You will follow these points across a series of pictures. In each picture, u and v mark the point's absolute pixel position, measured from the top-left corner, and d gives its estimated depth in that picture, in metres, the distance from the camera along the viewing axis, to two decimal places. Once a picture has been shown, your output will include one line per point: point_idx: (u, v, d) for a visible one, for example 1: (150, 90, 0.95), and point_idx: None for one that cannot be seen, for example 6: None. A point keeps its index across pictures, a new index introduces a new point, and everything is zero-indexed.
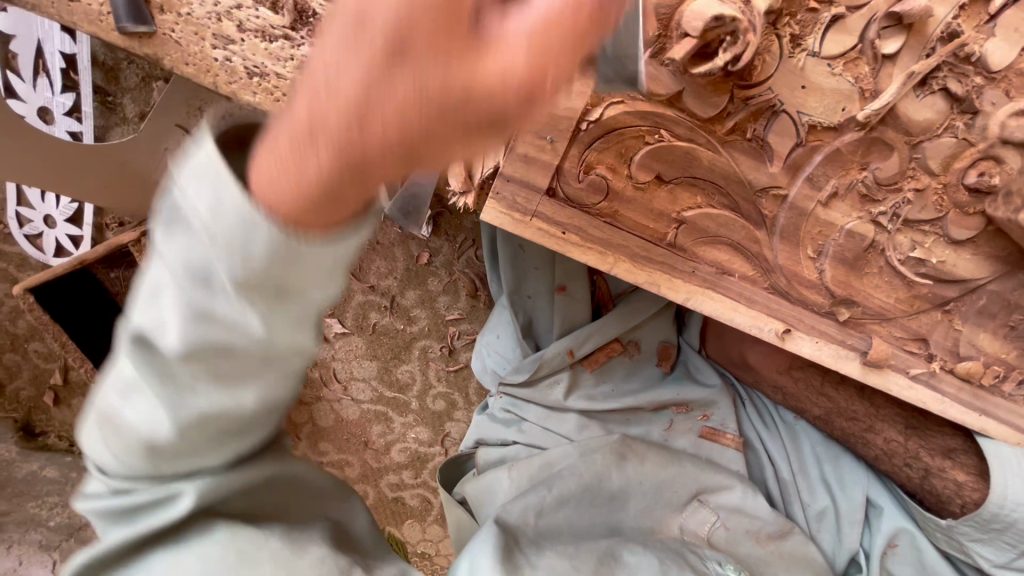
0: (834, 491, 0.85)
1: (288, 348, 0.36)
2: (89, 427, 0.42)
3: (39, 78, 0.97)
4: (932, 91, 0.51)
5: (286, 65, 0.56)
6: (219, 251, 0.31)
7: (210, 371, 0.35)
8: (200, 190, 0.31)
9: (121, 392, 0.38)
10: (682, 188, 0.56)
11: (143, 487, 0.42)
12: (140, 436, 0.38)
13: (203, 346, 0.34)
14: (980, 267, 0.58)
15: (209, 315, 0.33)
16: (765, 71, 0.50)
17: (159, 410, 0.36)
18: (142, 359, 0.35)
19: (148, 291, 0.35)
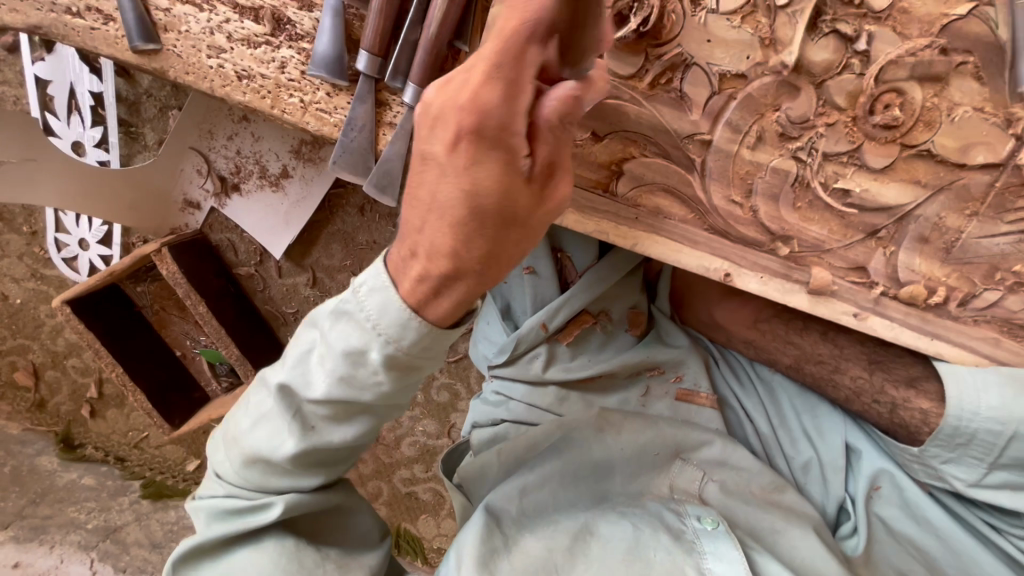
0: (815, 442, 0.87)
1: (398, 396, 0.57)
2: (246, 425, 0.60)
3: (72, 116, 1.12)
4: (824, 34, 0.57)
5: (269, 66, 0.66)
6: (380, 334, 0.51)
7: (369, 387, 0.54)
8: (373, 295, 0.51)
9: (278, 411, 0.57)
10: (615, 142, 0.63)
11: (270, 480, 0.60)
12: (285, 444, 0.57)
13: (352, 393, 0.54)
14: (904, 193, 0.63)
15: (349, 376, 0.53)
16: (673, 29, 0.58)
17: (308, 426, 0.57)
18: (304, 394, 0.55)
19: (314, 350, 0.56)
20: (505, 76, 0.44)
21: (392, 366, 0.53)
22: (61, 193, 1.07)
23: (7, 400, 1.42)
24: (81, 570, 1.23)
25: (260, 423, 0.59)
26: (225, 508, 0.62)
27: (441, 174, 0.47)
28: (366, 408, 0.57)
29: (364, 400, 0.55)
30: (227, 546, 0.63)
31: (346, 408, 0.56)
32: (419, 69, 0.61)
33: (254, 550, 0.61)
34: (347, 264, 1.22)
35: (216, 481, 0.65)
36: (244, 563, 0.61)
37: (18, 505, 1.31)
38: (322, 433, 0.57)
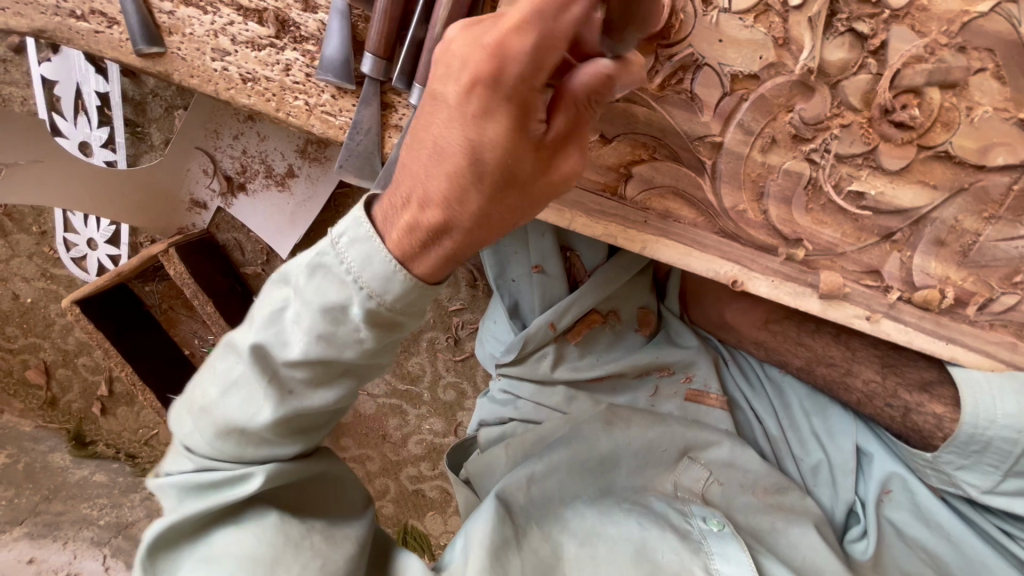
0: (825, 443, 0.86)
1: (378, 355, 0.56)
2: (215, 397, 0.57)
3: (79, 116, 1.12)
4: (840, 32, 0.56)
5: (274, 69, 0.65)
6: (362, 288, 0.50)
7: (350, 344, 0.53)
8: (354, 249, 0.50)
9: (254, 375, 0.55)
10: (624, 144, 0.62)
11: (247, 450, 0.57)
12: (263, 408, 0.55)
13: (333, 350, 0.52)
14: (919, 196, 0.62)
15: (329, 333, 0.52)
16: (684, 28, 0.57)
17: (287, 389, 0.55)
18: (282, 356, 0.53)
19: (289, 310, 0.54)
20: (538, 31, 0.43)
21: (373, 323, 0.52)
22: (68, 194, 1.07)
23: (19, 398, 1.42)
24: (94, 567, 1.24)
25: (231, 391, 0.56)
26: (199, 483, 0.58)
27: (449, 120, 0.48)
28: (347, 368, 0.56)
29: (345, 357, 0.53)
30: (207, 524, 0.59)
31: (327, 369, 0.55)
32: (424, 71, 0.60)
33: (237, 525, 0.58)
34: None
35: (188, 459, 0.60)
36: (227, 538, 0.57)
37: (31, 502, 1.32)
38: (304, 394, 0.55)
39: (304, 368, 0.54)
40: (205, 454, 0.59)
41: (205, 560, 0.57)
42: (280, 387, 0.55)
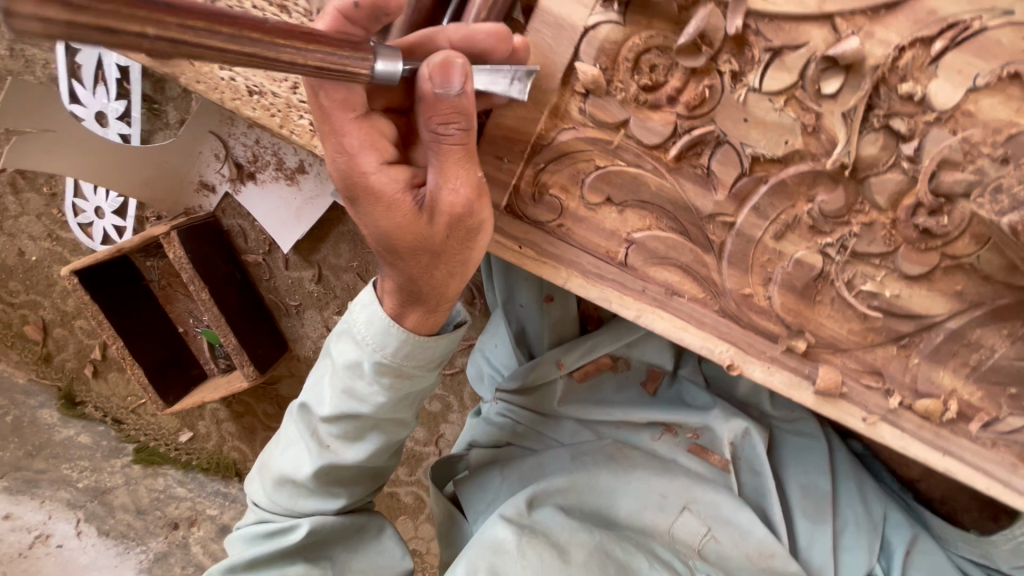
0: (863, 503, 0.81)
1: (422, 368, 0.61)
2: (298, 433, 0.66)
3: (98, 87, 1.11)
4: (875, 127, 0.52)
5: (281, 86, 0.63)
6: (383, 324, 0.59)
7: (396, 353, 0.59)
8: (358, 312, 0.61)
9: (318, 401, 0.64)
10: (630, 211, 0.59)
11: (326, 467, 0.65)
12: (335, 413, 0.63)
13: (390, 355, 0.59)
14: (934, 304, 0.58)
15: (381, 349, 0.59)
16: (707, 103, 0.53)
17: (350, 400, 0.62)
18: (342, 380, 0.62)
19: (336, 352, 0.63)
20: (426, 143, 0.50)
21: (385, 375, 0.61)
22: (81, 165, 1.07)
23: (14, 349, 1.43)
24: (67, 529, 1.30)
25: (302, 429, 0.66)
26: (258, 533, 0.68)
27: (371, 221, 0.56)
28: (376, 424, 0.64)
29: (398, 361, 0.60)
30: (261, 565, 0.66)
31: (357, 425, 0.64)
32: None
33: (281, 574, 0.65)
34: (354, 265, 1.22)
35: (257, 508, 0.70)
36: None
37: (15, 456, 1.36)
38: (350, 445, 0.65)
39: (336, 423, 0.64)
40: (270, 503, 0.68)
41: None
42: (329, 441, 0.65)
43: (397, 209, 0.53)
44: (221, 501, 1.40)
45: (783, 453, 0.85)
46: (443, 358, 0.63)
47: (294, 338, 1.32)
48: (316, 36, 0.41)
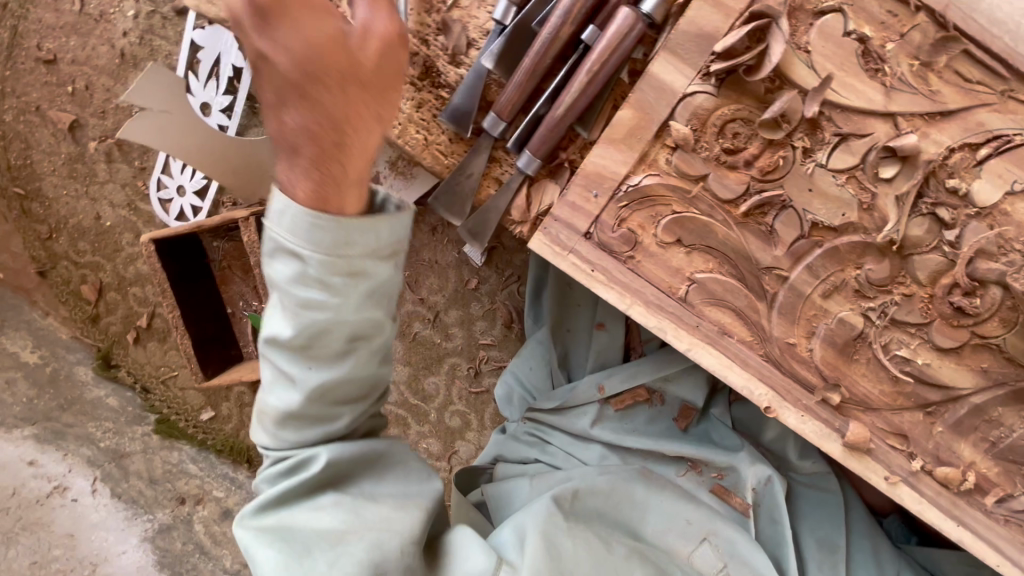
0: (878, 565, 0.93)
1: (382, 258, 0.55)
2: (268, 378, 0.59)
3: (210, 81, 1.23)
4: (922, 212, 0.60)
5: (407, 103, 0.73)
6: (313, 218, 0.51)
7: (348, 244, 0.52)
8: (280, 218, 0.51)
9: (274, 334, 0.56)
10: (696, 254, 0.67)
11: (308, 399, 0.58)
12: (295, 342, 0.56)
13: (341, 248, 0.52)
14: (961, 377, 0.64)
15: (325, 243, 0.52)
16: (779, 171, 0.62)
17: (307, 318, 0.54)
18: (288, 297, 0.54)
19: (275, 273, 0.54)
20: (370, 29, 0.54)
21: (340, 272, 0.53)
22: (183, 147, 1.17)
23: (66, 306, 1.48)
24: (83, 485, 1.34)
25: (270, 369, 0.58)
26: (275, 474, 0.62)
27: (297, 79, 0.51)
28: (345, 333, 0.56)
29: (349, 249, 0.52)
30: (287, 508, 0.62)
31: (316, 337, 0.55)
32: (537, 140, 0.67)
33: (313, 507, 0.61)
34: (405, 274, 1.30)
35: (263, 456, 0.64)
36: (305, 516, 0.61)
37: (48, 406, 1.41)
38: (321, 364, 0.57)
39: (298, 342, 0.56)
40: (273, 449, 0.62)
41: (282, 541, 0.60)
42: (298, 369, 0.57)
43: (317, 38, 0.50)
44: (228, 485, 1.40)
45: (801, 506, 0.97)
46: (398, 241, 0.56)
47: None
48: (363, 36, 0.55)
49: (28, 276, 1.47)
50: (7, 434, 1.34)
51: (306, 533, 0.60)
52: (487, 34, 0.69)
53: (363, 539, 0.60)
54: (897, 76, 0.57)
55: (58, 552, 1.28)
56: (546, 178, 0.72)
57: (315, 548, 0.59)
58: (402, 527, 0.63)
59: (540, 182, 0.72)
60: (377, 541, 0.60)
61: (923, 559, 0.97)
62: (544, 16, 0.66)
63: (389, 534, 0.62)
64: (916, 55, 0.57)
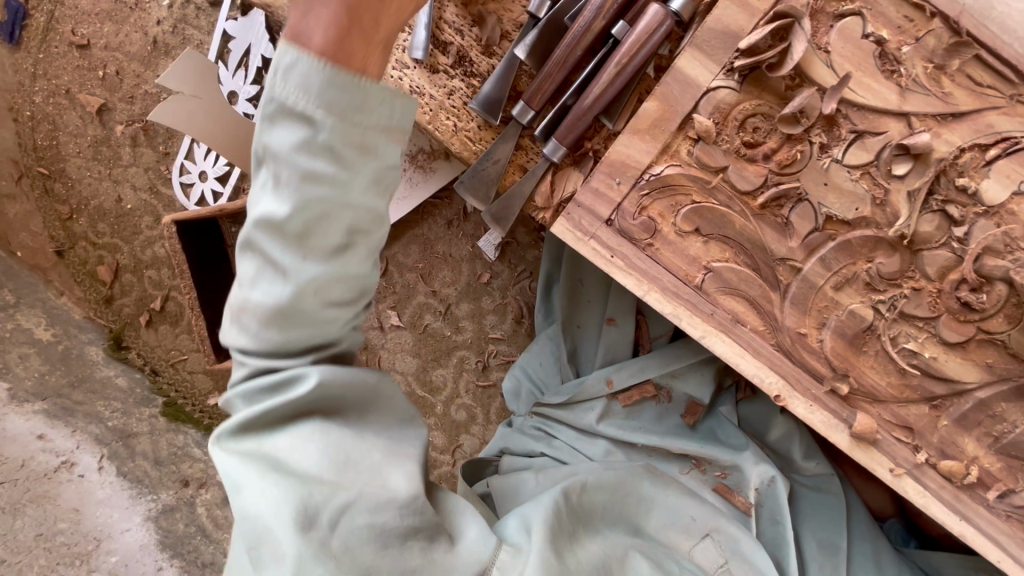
0: (877, 568, 0.93)
1: (388, 135, 0.51)
2: (252, 268, 0.52)
3: (239, 70, 1.27)
4: (932, 209, 0.63)
5: (439, 90, 0.76)
6: (323, 67, 0.47)
7: (357, 109, 0.48)
8: (290, 68, 0.47)
9: (266, 210, 0.50)
10: (714, 243, 0.69)
11: (305, 295, 0.51)
12: (289, 216, 0.49)
13: (348, 108, 0.48)
14: (967, 372, 0.66)
15: (334, 104, 0.47)
16: (797, 164, 0.65)
17: (312, 193, 0.49)
18: (287, 163, 0.48)
19: (274, 140, 0.49)
20: None
21: (347, 142, 0.48)
22: (214, 135, 1.19)
23: (81, 286, 1.51)
24: (90, 461, 1.31)
25: (257, 256, 0.52)
26: (257, 389, 0.55)
27: None
28: (348, 220, 0.51)
29: (358, 113, 0.48)
30: (272, 433, 0.57)
31: (316, 220, 0.50)
32: (564, 129, 0.70)
33: (299, 436, 0.56)
34: (419, 266, 1.33)
35: (240, 370, 0.57)
36: (290, 447, 0.56)
37: (59, 382, 1.38)
38: (316, 262, 0.51)
39: (294, 227, 0.50)
40: (252, 366, 0.56)
41: (267, 468, 0.55)
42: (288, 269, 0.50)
43: None
44: None
45: (803, 508, 0.98)
46: (403, 124, 0.53)
47: None
48: None
49: (45, 256, 1.50)
50: (19, 406, 1.29)
51: (291, 466, 0.55)
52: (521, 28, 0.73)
53: (358, 490, 0.56)
54: (912, 77, 0.61)
55: (65, 526, 1.22)
56: (570, 168, 0.75)
57: (302, 481, 0.54)
58: (399, 482, 0.59)
59: (565, 171, 0.75)
60: (372, 488, 0.57)
61: (923, 562, 0.99)
62: (576, 12, 0.69)
63: (383, 483, 0.58)
64: (930, 59, 0.60)
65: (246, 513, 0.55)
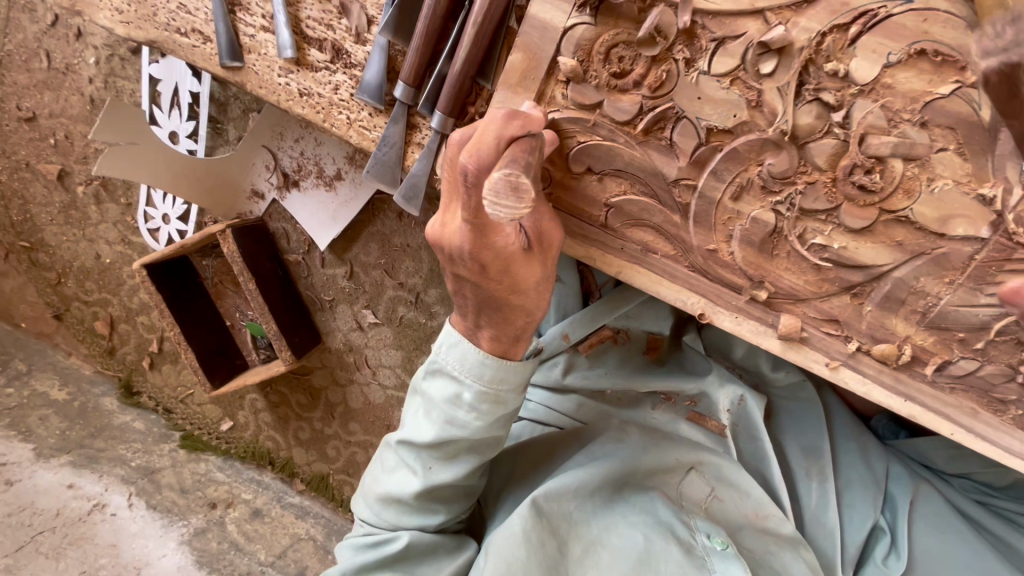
0: (865, 463, 0.95)
1: (512, 398, 0.71)
2: (435, 422, 0.72)
3: (173, 110, 1.31)
4: (808, 100, 0.62)
5: (326, 88, 0.78)
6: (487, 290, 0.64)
7: (490, 414, 0.70)
8: (454, 356, 0.70)
9: (439, 395, 0.71)
10: (609, 179, 0.70)
11: (472, 452, 0.75)
12: (459, 400, 0.69)
13: (495, 364, 0.68)
14: (878, 254, 0.66)
15: (485, 386, 0.69)
16: (667, 85, 0.65)
17: (476, 401, 0.69)
18: (459, 393, 0.69)
19: (451, 386, 0.70)
20: (483, 257, 0.62)
21: (482, 402, 0.69)
22: (154, 173, 1.27)
23: (86, 344, 1.62)
24: (120, 500, 1.40)
25: (432, 414, 0.72)
26: (414, 484, 0.76)
27: (497, 255, 0.62)
28: (500, 428, 0.74)
29: (500, 393, 0.69)
30: (413, 506, 0.78)
31: (488, 428, 0.72)
32: (444, 100, 0.71)
33: (424, 520, 0.79)
34: (381, 262, 1.34)
35: (399, 461, 0.78)
36: (418, 518, 0.79)
37: (79, 435, 1.50)
38: (507, 397, 0.70)
39: (481, 408, 0.70)
40: (414, 468, 0.76)
41: (400, 521, 0.79)
42: (488, 400, 0.69)
43: (520, 266, 0.64)
44: (255, 487, 1.54)
45: (782, 418, 0.99)
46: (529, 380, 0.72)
47: (327, 331, 1.45)
48: (498, 257, 0.62)
49: (47, 321, 1.62)
50: (45, 463, 1.41)
51: (428, 525, 0.79)
52: (383, 8, 0.74)
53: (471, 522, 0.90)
54: None
55: (105, 561, 1.30)
56: None
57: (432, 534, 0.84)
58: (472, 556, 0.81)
59: None
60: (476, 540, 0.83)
61: (910, 450, 0.99)
62: None
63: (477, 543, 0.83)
64: None
65: (382, 531, 0.81)
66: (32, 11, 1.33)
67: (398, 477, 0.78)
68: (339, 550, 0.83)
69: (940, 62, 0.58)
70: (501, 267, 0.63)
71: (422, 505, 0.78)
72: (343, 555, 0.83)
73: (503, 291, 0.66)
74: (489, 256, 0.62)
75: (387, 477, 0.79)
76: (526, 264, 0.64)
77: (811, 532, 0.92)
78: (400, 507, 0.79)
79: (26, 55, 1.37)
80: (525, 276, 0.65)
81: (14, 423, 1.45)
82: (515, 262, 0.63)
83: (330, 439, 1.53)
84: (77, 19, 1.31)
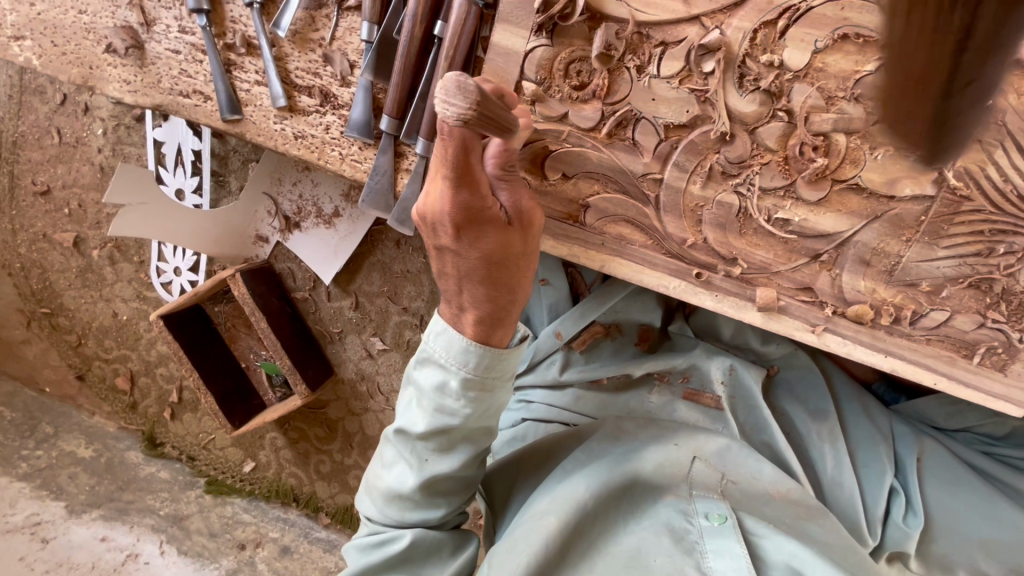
0: (871, 421, 0.98)
1: (500, 389, 0.75)
2: (429, 413, 0.75)
3: (178, 169, 1.40)
4: (750, 90, 0.69)
5: (318, 128, 0.86)
6: None
7: (478, 403, 0.74)
8: (440, 346, 0.73)
9: (429, 386, 0.74)
10: (582, 181, 0.76)
11: (465, 444, 0.78)
12: (448, 389, 0.73)
13: (479, 352, 0.71)
14: (837, 222, 0.72)
15: (471, 374, 0.72)
16: (623, 91, 0.72)
17: (465, 388, 0.72)
18: (447, 381, 0.73)
19: (439, 375, 0.73)
20: (467, 220, 0.66)
21: (469, 389, 0.72)
22: (160, 227, 1.34)
23: (107, 402, 1.68)
24: (152, 549, 1.46)
25: (424, 404, 0.75)
26: (414, 477, 0.78)
27: (480, 218, 0.66)
28: (490, 417, 0.77)
29: (486, 380, 0.73)
30: (415, 503, 0.81)
31: (480, 417, 0.75)
32: (427, 126, 0.78)
33: (425, 518, 0.82)
34: (384, 290, 1.41)
35: (399, 455, 0.80)
36: (420, 514, 0.82)
37: (108, 489, 1.54)
38: (492, 385, 0.73)
39: (469, 395, 0.73)
40: (412, 461, 0.79)
41: (403, 517, 0.82)
42: (476, 389, 0.72)
43: (500, 232, 0.68)
44: (281, 525, 1.56)
45: (784, 387, 1.03)
46: (515, 369, 0.76)
47: (339, 362, 1.50)
48: (481, 215, 0.66)
49: (69, 383, 1.68)
50: (77, 519, 1.47)
51: (428, 519, 0.82)
52: (362, 53, 0.83)
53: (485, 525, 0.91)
54: None
55: None
56: None
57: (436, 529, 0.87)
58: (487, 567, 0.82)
59: None
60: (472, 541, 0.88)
61: (911, 412, 1.02)
62: (401, 26, 0.78)
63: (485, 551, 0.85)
64: None
65: (387, 526, 0.83)
66: (43, 93, 1.44)
67: (398, 471, 0.80)
68: (346, 550, 0.85)
69: (863, 43, 0.64)
70: (483, 229, 0.67)
71: (426, 500, 0.80)
72: (349, 556, 0.85)
73: (480, 263, 0.69)
74: (472, 216, 0.66)
75: (389, 473, 0.82)
76: (504, 235, 0.68)
77: (832, 498, 0.94)
78: (403, 504, 0.81)
79: (40, 134, 1.47)
80: (507, 245, 0.69)
81: (46, 483, 1.52)
82: (498, 228, 0.68)
83: (350, 469, 1.56)
84: (84, 96, 1.41)
